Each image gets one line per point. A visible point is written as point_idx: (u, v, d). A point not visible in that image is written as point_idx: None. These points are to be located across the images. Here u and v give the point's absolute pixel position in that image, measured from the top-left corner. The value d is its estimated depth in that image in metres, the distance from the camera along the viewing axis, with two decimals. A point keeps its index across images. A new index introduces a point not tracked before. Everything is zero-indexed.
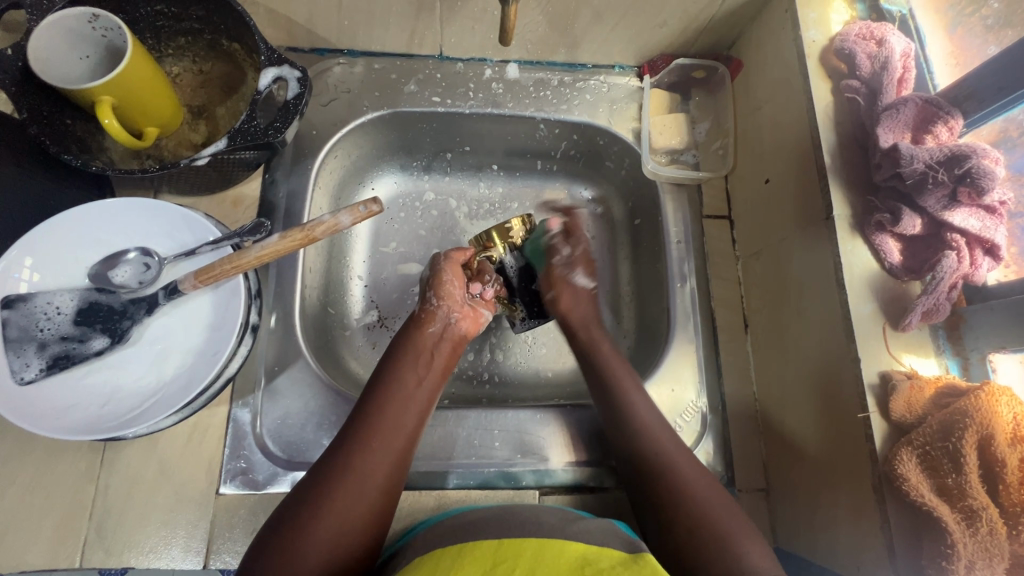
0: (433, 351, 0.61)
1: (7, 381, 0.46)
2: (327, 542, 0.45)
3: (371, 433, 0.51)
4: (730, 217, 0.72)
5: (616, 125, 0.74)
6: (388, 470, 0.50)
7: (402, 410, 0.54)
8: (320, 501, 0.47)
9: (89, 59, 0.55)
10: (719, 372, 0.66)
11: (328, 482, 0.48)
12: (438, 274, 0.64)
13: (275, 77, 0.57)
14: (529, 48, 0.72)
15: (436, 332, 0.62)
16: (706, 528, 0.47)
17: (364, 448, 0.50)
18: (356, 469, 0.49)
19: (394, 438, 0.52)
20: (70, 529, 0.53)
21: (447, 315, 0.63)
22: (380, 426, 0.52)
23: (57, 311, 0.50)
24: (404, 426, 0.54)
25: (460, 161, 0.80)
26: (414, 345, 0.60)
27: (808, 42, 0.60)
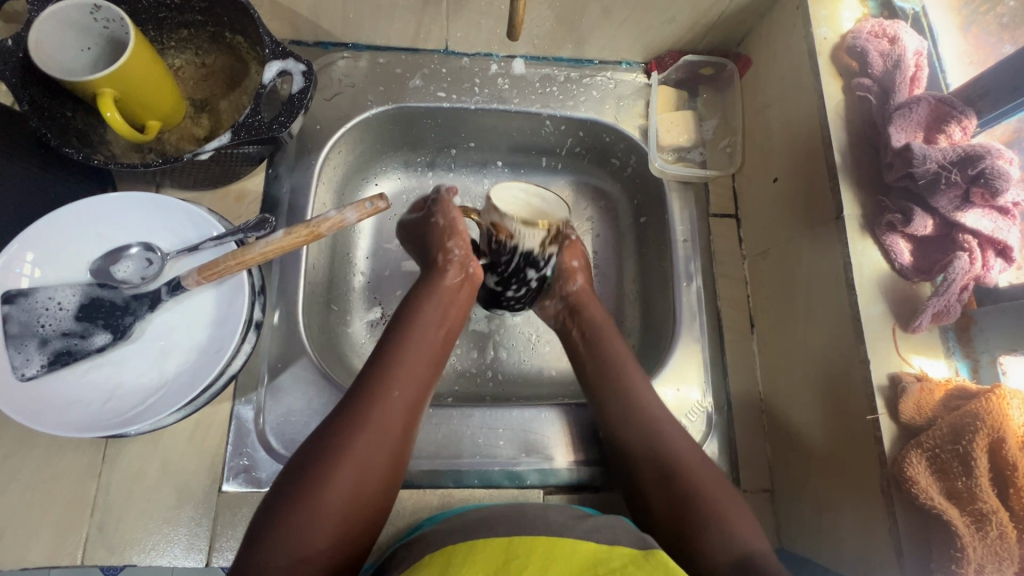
0: (454, 297, 0.58)
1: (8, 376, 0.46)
2: (345, 489, 0.45)
3: (388, 385, 0.51)
4: (737, 216, 0.71)
5: (623, 122, 0.73)
6: (402, 422, 0.50)
7: (417, 363, 0.53)
8: (338, 454, 0.46)
9: (89, 51, 0.55)
10: (724, 372, 0.66)
11: (344, 426, 0.47)
12: (452, 224, 0.60)
13: (280, 70, 0.56)
14: (535, 43, 0.71)
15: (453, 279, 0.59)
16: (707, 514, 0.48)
17: (381, 401, 0.49)
18: (375, 424, 0.48)
19: (408, 387, 0.52)
20: (73, 525, 0.53)
21: (465, 263, 0.59)
22: (397, 375, 0.52)
23: (58, 306, 0.50)
24: (419, 379, 0.53)
25: (465, 157, 0.79)
26: (431, 293, 0.58)
27: (819, 39, 0.59)
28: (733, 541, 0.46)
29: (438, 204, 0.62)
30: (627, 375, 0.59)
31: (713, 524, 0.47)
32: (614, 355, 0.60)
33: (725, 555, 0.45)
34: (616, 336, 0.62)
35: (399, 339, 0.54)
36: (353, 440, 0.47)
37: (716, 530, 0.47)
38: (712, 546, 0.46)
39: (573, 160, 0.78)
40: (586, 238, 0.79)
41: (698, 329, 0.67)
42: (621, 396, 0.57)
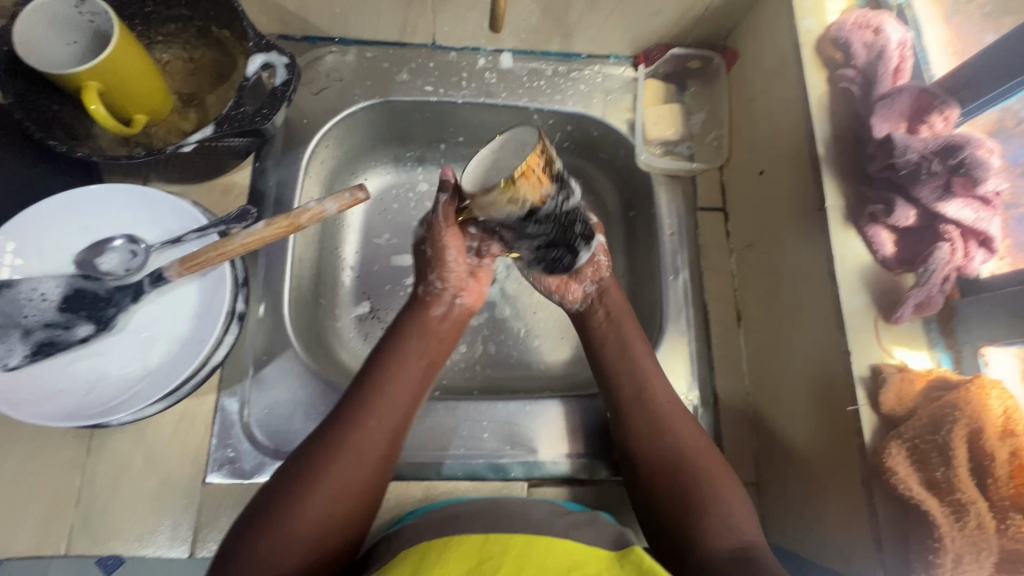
0: (438, 329, 0.59)
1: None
2: (319, 516, 0.45)
3: (368, 412, 0.50)
4: (725, 209, 0.71)
5: (610, 116, 0.73)
6: (380, 448, 0.49)
7: (398, 390, 0.53)
8: (315, 478, 0.46)
9: (76, 44, 0.55)
10: (710, 366, 0.66)
11: (320, 452, 0.47)
12: (438, 254, 0.58)
13: (263, 63, 0.56)
14: (523, 37, 0.71)
15: (439, 308, 0.60)
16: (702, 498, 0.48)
17: (362, 429, 0.49)
18: (350, 451, 0.48)
19: (387, 414, 0.51)
20: (57, 514, 0.53)
21: (453, 295, 0.60)
22: (378, 403, 0.51)
23: (42, 297, 0.50)
24: (401, 404, 0.52)
25: (454, 152, 0.79)
26: (417, 322, 0.59)
27: (804, 31, 0.59)
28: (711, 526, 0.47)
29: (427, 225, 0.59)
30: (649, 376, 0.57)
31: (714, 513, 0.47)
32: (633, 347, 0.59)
33: (724, 547, 0.45)
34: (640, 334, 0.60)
35: (381, 367, 0.54)
36: (331, 466, 0.47)
37: (713, 519, 0.47)
38: (708, 536, 0.46)
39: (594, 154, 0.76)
40: None
41: (683, 323, 0.67)
42: (635, 384, 0.57)
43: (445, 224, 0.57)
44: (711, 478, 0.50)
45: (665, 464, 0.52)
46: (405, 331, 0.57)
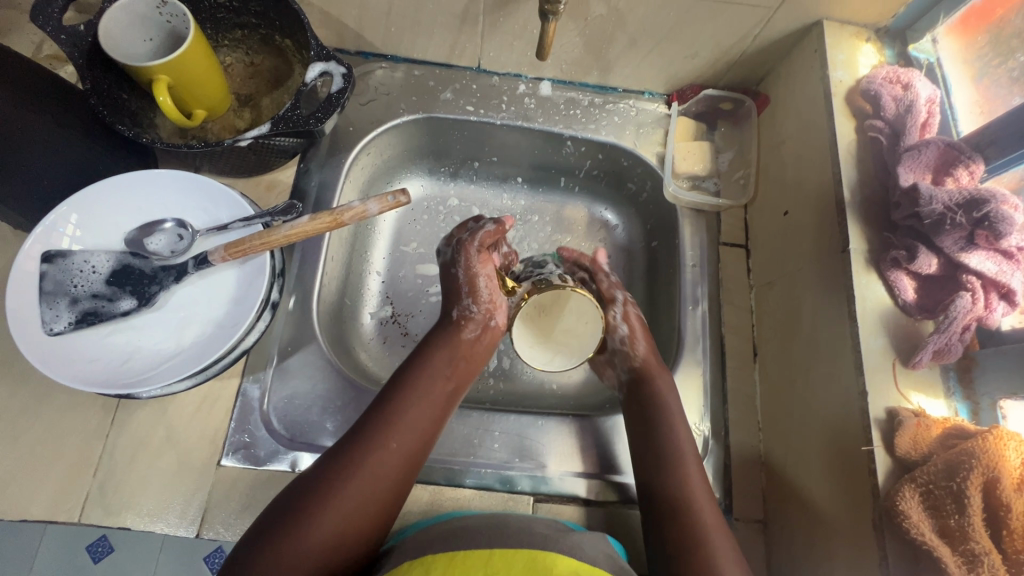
0: (466, 355, 0.61)
1: (35, 329, 0.49)
2: (330, 534, 0.46)
3: (387, 431, 0.52)
4: (747, 246, 0.73)
5: (641, 148, 0.76)
6: (397, 466, 0.51)
7: (418, 411, 0.55)
8: (332, 490, 0.47)
9: (151, 42, 0.61)
10: (724, 398, 0.66)
11: (338, 471, 0.49)
12: (471, 281, 0.62)
13: (321, 72, 0.60)
14: (564, 67, 0.75)
15: (469, 335, 0.62)
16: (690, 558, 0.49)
17: (380, 446, 0.51)
18: (367, 473, 0.49)
19: (406, 438, 0.52)
20: (74, 482, 0.55)
21: (485, 319, 0.63)
22: (399, 427, 0.52)
23: (93, 269, 0.53)
24: (421, 429, 0.54)
25: (487, 171, 0.83)
26: (447, 348, 0.60)
27: (835, 82, 0.61)
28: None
29: (469, 252, 0.63)
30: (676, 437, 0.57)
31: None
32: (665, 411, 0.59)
33: None
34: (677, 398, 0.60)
35: (403, 389, 0.56)
36: (347, 481, 0.48)
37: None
38: None
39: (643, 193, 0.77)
40: None
41: (699, 354, 0.68)
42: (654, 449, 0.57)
43: (477, 249, 0.63)
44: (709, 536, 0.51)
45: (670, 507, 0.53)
46: (430, 358, 0.59)
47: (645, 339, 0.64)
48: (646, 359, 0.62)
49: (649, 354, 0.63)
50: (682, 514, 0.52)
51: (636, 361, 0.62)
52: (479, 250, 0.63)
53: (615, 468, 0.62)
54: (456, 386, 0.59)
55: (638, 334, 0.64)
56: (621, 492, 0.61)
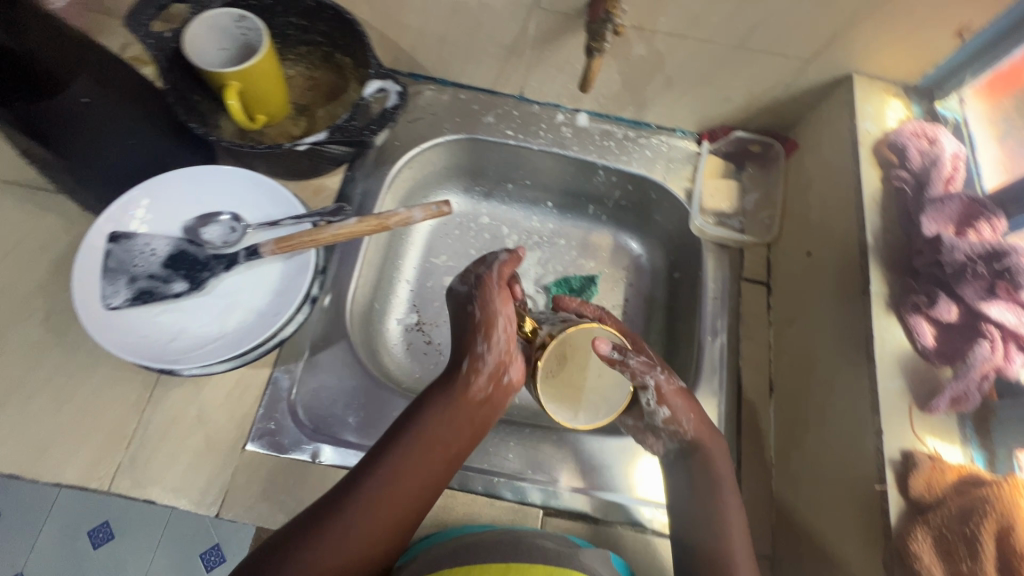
0: (474, 405, 0.55)
1: (95, 305, 0.53)
2: None
3: (377, 496, 0.50)
4: (768, 284, 0.74)
5: (670, 182, 0.79)
6: (384, 534, 0.49)
7: (411, 475, 0.51)
8: (316, 545, 0.47)
9: (224, 51, 0.67)
10: (738, 431, 0.67)
11: (321, 531, 0.47)
12: (489, 318, 0.55)
13: (379, 89, 0.64)
14: (602, 101, 0.79)
15: (478, 388, 0.55)
16: None
17: (368, 513, 0.49)
18: (350, 538, 0.48)
19: (396, 500, 0.50)
20: (108, 452, 0.57)
21: (498, 369, 0.55)
22: (388, 490, 0.50)
23: (152, 251, 0.57)
24: (413, 492, 0.51)
25: (519, 194, 0.88)
26: (448, 405, 0.54)
27: (863, 132, 0.64)
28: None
29: (485, 295, 0.56)
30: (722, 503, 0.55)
31: None
32: (717, 478, 0.56)
33: None
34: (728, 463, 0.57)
35: (399, 447, 0.52)
36: (331, 543, 0.47)
37: None
38: None
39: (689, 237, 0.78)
40: (619, 286, 0.86)
41: (715, 385, 0.69)
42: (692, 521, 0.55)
43: (500, 282, 0.57)
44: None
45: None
46: (430, 413, 0.54)
47: (694, 411, 0.57)
48: (698, 429, 0.57)
49: (703, 428, 0.57)
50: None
51: (687, 434, 0.57)
52: (489, 300, 0.56)
53: (625, 490, 0.62)
54: (461, 443, 0.54)
55: (687, 407, 0.56)
56: (628, 515, 0.61)
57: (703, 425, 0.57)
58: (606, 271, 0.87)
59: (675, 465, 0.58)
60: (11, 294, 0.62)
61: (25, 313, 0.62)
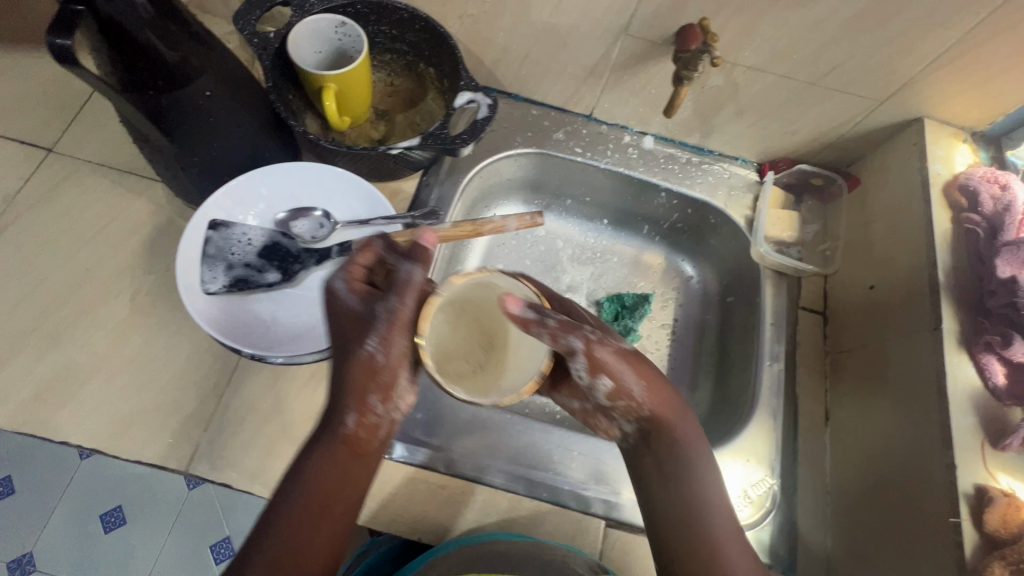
0: (384, 413, 0.47)
1: (195, 293, 0.55)
2: None
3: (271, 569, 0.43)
4: (825, 314, 0.76)
5: (731, 208, 0.82)
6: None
7: (302, 533, 0.44)
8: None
9: (319, 54, 0.69)
10: (794, 456, 0.68)
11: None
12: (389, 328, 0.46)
13: (469, 100, 0.66)
14: (669, 126, 0.81)
15: (350, 427, 0.46)
16: None
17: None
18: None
19: (314, 540, 0.45)
20: (188, 434, 0.59)
21: (407, 380, 0.47)
22: (288, 528, 0.44)
23: (247, 238, 0.59)
24: (312, 520, 0.45)
25: (577, 210, 0.91)
26: (320, 456, 0.46)
27: (934, 173, 0.66)
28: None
29: (385, 315, 0.46)
30: (715, 522, 0.48)
31: None
32: (693, 492, 0.48)
33: None
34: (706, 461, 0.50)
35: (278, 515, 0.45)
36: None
37: None
38: None
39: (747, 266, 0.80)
40: (669, 305, 0.89)
41: (772, 409, 0.70)
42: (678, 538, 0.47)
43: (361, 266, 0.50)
44: None
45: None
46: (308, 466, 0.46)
47: (635, 366, 0.48)
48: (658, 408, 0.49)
49: (655, 392, 0.49)
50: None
51: (644, 407, 0.48)
52: (410, 306, 0.46)
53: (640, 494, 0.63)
54: (353, 477, 0.47)
55: (625, 363, 0.47)
56: None
57: (659, 387, 0.49)
58: (659, 289, 0.90)
59: (654, 476, 0.50)
60: (100, 273, 0.64)
61: (114, 293, 0.64)
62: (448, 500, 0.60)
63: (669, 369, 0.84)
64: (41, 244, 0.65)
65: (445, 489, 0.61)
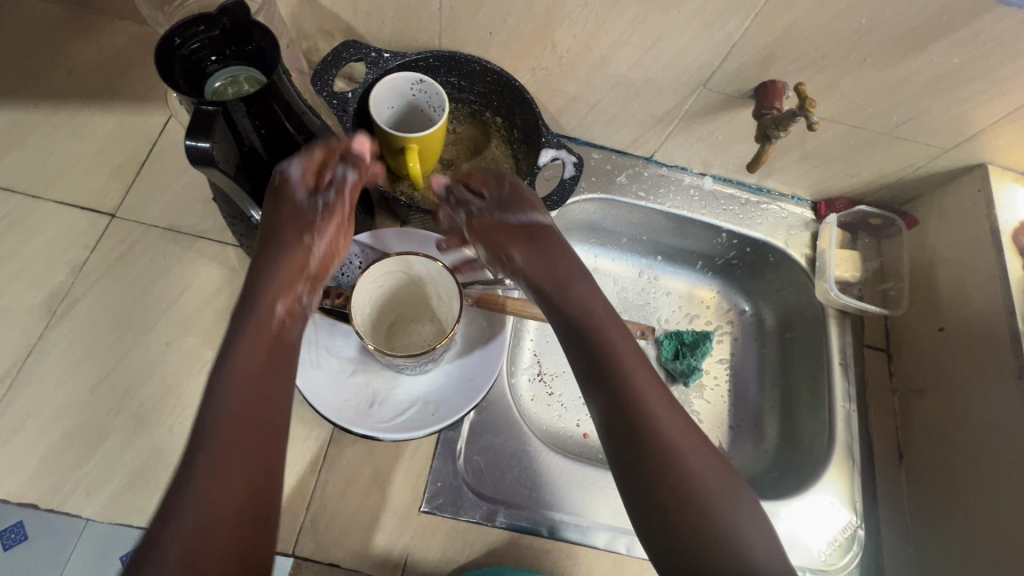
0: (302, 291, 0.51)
1: (313, 348, 0.59)
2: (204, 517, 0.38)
3: (202, 504, 0.38)
4: (888, 351, 0.79)
5: (791, 248, 0.83)
6: (244, 496, 0.40)
7: (231, 469, 0.40)
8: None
9: (392, 109, 0.67)
10: (873, 495, 0.71)
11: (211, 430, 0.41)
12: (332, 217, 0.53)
13: (552, 157, 0.68)
14: (730, 168, 0.82)
15: (278, 315, 0.48)
16: (686, 498, 0.44)
17: (194, 536, 0.37)
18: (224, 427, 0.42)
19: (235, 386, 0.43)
20: (291, 513, 0.59)
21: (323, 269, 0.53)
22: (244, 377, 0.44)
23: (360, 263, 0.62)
24: (275, 377, 0.46)
25: (631, 247, 0.91)
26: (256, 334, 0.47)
27: (1001, 222, 0.70)
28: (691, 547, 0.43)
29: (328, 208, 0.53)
30: (625, 358, 0.51)
31: (714, 517, 0.43)
32: (621, 364, 0.51)
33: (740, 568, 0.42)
34: (624, 333, 0.53)
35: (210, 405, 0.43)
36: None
37: (705, 525, 0.43)
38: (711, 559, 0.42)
39: (813, 307, 0.82)
40: (726, 339, 0.89)
41: (850, 449, 0.72)
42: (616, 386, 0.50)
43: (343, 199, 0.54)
44: (688, 472, 0.45)
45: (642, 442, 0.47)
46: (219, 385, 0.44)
47: (521, 242, 0.59)
48: (522, 257, 0.58)
49: (529, 257, 0.58)
50: (658, 442, 0.46)
51: (517, 274, 0.58)
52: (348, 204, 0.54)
53: None
54: (270, 402, 0.44)
55: (508, 237, 0.59)
56: None
57: (540, 255, 0.58)
58: (715, 325, 0.90)
59: (559, 324, 0.55)
60: (179, 348, 0.62)
61: (195, 367, 0.61)
62: (555, 563, 0.61)
63: (732, 405, 0.84)
64: (114, 317, 0.62)
65: (549, 553, 0.61)
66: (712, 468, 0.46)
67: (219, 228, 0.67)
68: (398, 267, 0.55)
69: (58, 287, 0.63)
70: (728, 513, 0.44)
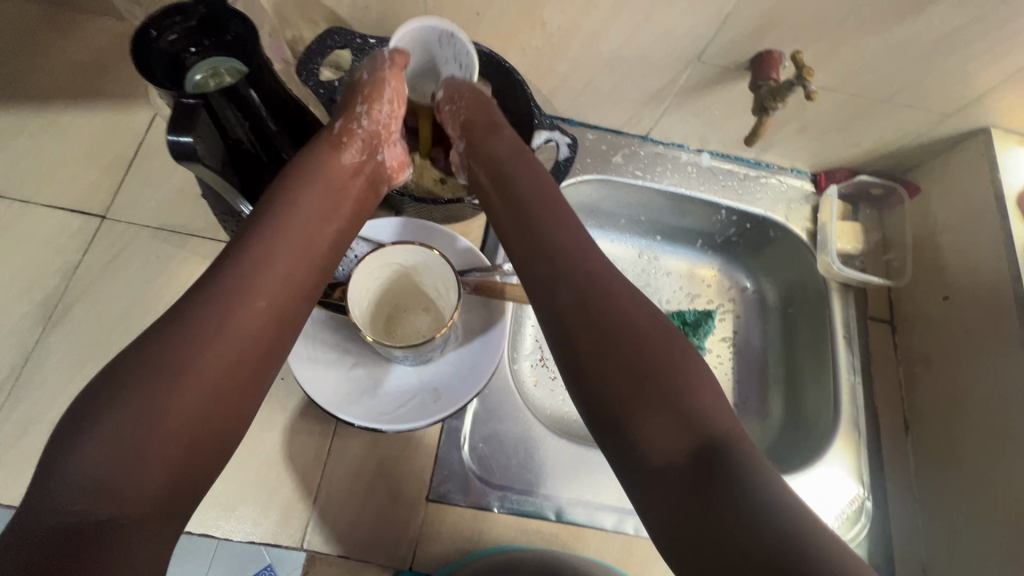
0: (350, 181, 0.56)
1: (312, 344, 0.58)
2: (191, 389, 0.40)
3: (189, 377, 0.40)
4: (892, 322, 0.78)
5: (792, 222, 0.82)
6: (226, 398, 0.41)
7: (225, 354, 0.42)
8: (89, 442, 0.36)
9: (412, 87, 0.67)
10: (880, 467, 0.71)
11: (230, 307, 0.43)
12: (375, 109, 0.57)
13: (546, 139, 0.67)
14: (728, 143, 0.81)
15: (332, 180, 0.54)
16: (639, 368, 0.44)
17: (156, 416, 0.38)
18: (243, 313, 0.44)
19: (262, 282, 0.46)
20: (297, 507, 0.59)
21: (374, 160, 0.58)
22: (269, 271, 0.46)
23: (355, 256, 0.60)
24: (296, 287, 0.48)
25: (630, 227, 0.90)
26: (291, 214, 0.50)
27: (1006, 187, 0.69)
28: (636, 435, 0.42)
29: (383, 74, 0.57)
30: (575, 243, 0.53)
31: (665, 382, 0.43)
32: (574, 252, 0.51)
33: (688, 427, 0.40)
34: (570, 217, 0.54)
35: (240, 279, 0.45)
36: (120, 432, 0.36)
37: (659, 392, 0.42)
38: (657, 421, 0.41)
39: (814, 280, 0.81)
40: (728, 317, 0.88)
41: (856, 422, 0.72)
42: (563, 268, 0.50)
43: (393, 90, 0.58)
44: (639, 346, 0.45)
45: (594, 323, 0.46)
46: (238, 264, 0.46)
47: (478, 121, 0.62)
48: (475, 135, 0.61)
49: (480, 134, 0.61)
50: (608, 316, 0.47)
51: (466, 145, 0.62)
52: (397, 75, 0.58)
53: None
54: (280, 320, 0.46)
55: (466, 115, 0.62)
56: None
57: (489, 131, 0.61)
58: (716, 304, 0.89)
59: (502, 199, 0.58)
60: None
61: None
62: (564, 547, 0.61)
63: (736, 384, 0.84)
64: (110, 320, 0.62)
65: (557, 537, 0.61)
66: (672, 342, 0.46)
67: (212, 226, 0.67)
68: (395, 260, 0.55)
69: (52, 292, 0.62)
70: (687, 380, 0.43)
